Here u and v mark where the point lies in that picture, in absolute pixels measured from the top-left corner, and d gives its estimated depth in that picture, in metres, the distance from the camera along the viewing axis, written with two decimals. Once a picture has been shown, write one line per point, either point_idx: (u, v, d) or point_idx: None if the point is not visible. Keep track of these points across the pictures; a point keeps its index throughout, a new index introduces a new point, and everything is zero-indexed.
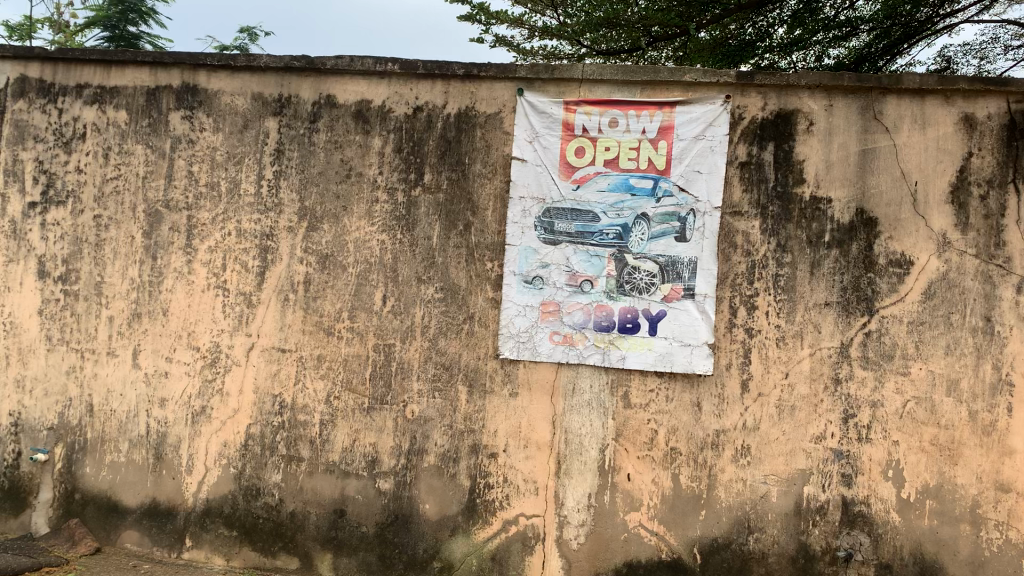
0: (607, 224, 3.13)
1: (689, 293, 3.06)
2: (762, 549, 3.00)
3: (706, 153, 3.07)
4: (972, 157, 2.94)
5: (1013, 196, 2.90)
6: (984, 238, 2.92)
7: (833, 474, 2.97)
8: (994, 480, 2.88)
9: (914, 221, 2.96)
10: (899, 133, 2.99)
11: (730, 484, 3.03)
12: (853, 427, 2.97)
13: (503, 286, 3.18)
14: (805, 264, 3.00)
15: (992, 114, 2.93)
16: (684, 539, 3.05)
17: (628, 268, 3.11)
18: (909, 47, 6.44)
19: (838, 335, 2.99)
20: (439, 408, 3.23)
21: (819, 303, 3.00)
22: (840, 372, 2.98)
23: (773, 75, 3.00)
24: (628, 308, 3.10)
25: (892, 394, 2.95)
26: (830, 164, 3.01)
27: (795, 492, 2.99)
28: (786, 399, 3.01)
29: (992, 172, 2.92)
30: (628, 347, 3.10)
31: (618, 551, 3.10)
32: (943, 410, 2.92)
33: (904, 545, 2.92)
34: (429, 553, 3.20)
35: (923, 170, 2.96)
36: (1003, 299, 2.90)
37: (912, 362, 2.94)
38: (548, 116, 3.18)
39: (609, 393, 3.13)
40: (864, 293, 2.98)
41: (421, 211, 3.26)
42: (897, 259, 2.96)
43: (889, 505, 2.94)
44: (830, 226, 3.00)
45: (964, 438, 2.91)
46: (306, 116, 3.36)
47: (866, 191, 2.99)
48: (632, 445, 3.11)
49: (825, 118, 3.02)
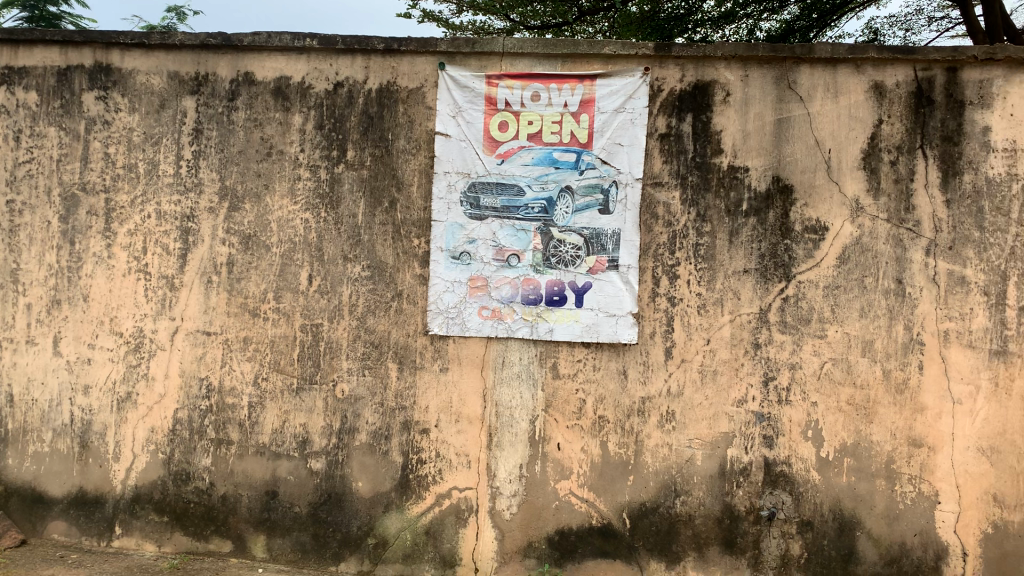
0: (532, 198, 3.15)
1: (613, 264, 3.10)
2: (689, 511, 3.08)
3: (627, 125, 3.10)
4: (882, 124, 3.01)
5: (921, 161, 2.99)
6: (895, 202, 3.01)
7: (755, 436, 3.06)
8: (907, 436, 2.99)
9: (827, 188, 3.04)
10: (812, 102, 3.05)
11: (656, 449, 3.10)
12: (773, 389, 3.06)
13: (430, 262, 3.18)
14: (724, 233, 3.07)
15: (900, 82, 3.01)
16: (614, 504, 3.11)
17: (554, 241, 3.13)
18: (837, 18, 6.57)
19: (757, 302, 3.06)
20: (369, 386, 3.23)
21: (738, 270, 3.07)
22: (759, 336, 3.06)
23: (689, 47, 3.04)
24: (554, 280, 3.13)
25: (809, 356, 3.04)
26: (746, 133, 3.07)
27: (719, 454, 3.07)
28: (708, 364, 3.08)
29: (901, 139, 3.01)
30: (556, 320, 3.13)
31: (549, 519, 3.15)
32: (859, 370, 3.02)
33: (824, 501, 3.02)
34: (364, 530, 3.22)
35: (835, 138, 3.04)
36: (913, 262, 3.00)
37: (828, 325, 3.03)
38: (470, 91, 3.18)
39: (538, 365, 3.16)
40: (781, 260, 3.05)
41: (345, 188, 3.24)
42: (812, 226, 3.04)
43: (808, 464, 3.04)
44: (747, 194, 3.06)
45: (878, 397, 3.01)
46: (224, 94, 3.29)
47: (781, 159, 3.06)
48: (562, 415, 3.15)
49: (741, 89, 3.07)
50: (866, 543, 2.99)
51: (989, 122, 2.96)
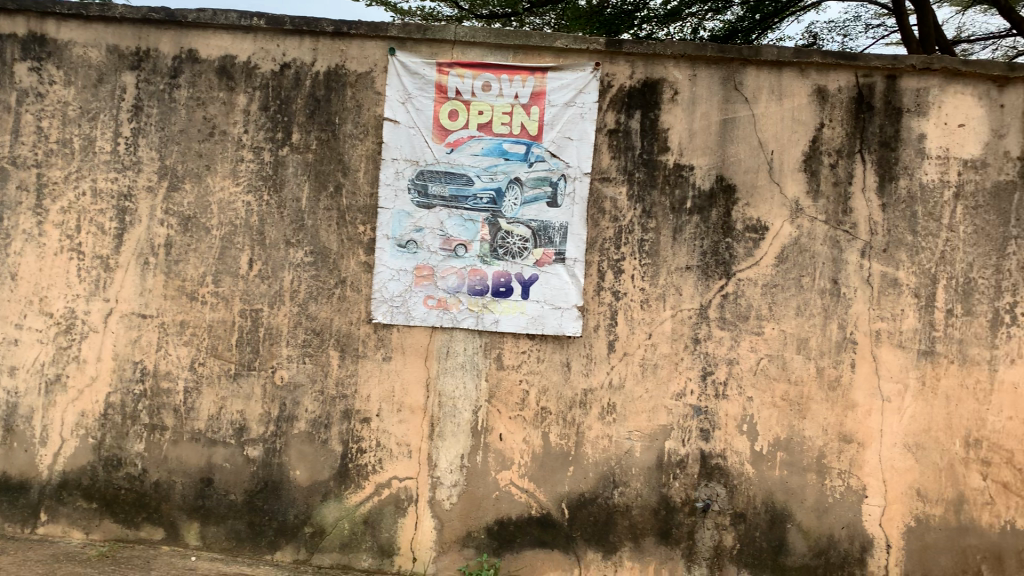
0: (480, 188, 3.14)
1: (560, 257, 3.12)
2: (626, 502, 3.12)
3: (577, 119, 3.12)
4: (824, 128, 3.09)
5: (859, 165, 3.08)
6: (833, 204, 3.09)
7: (693, 429, 3.12)
8: (838, 431, 3.09)
9: (769, 188, 3.10)
10: (757, 103, 3.11)
11: (596, 441, 3.13)
12: (711, 383, 3.12)
13: (376, 250, 3.16)
14: (668, 229, 3.11)
15: (842, 87, 3.08)
16: (553, 495, 3.14)
17: (501, 232, 3.13)
18: (779, 21, 6.71)
19: (698, 298, 3.12)
20: (310, 374, 3.19)
21: (681, 266, 3.11)
22: (699, 332, 3.12)
23: (640, 44, 3.07)
24: (501, 272, 3.13)
25: (747, 352, 3.11)
26: (692, 132, 3.12)
27: (657, 447, 3.12)
28: (649, 358, 3.13)
29: (841, 143, 3.09)
30: (502, 311, 3.14)
31: (489, 509, 3.16)
32: (794, 367, 3.10)
33: (757, 494, 3.10)
34: (301, 519, 3.18)
35: (778, 139, 3.10)
36: (848, 263, 3.08)
37: (765, 322, 3.10)
38: (421, 78, 3.15)
39: (482, 356, 3.17)
40: (722, 257, 3.11)
41: (289, 171, 3.18)
42: (754, 225, 3.11)
43: (743, 457, 3.11)
44: (692, 192, 3.11)
45: (811, 393, 3.09)
46: (165, 71, 3.20)
47: (726, 159, 3.11)
48: (505, 406, 3.16)
49: (689, 88, 3.11)
50: (796, 535, 3.08)
51: (924, 130, 3.05)
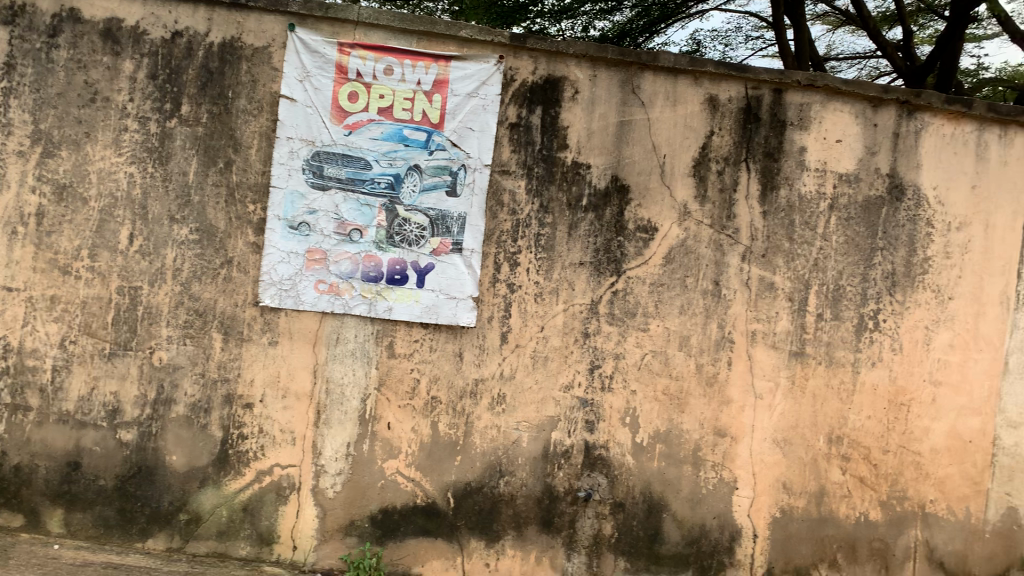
0: (378, 173, 3.11)
1: (457, 247, 3.13)
2: (511, 492, 3.17)
3: (479, 111, 3.13)
4: (714, 135, 3.22)
5: (745, 173, 3.22)
6: (718, 209, 3.22)
7: (578, 421, 3.19)
8: (714, 425, 3.23)
9: (660, 190, 3.21)
10: (652, 107, 3.20)
11: (485, 431, 3.16)
12: (597, 376, 3.20)
13: (266, 230, 3.07)
14: (564, 225, 3.17)
15: (732, 97, 3.22)
16: (439, 484, 3.15)
17: (398, 219, 3.11)
18: (666, 27, 6.93)
19: (589, 293, 3.19)
20: (191, 356, 3.08)
21: (574, 262, 3.18)
22: (589, 326, 3.19)
23: (543, 41, 3.10)
24: (396, 259, 3.11)
25: (633, 347, 3.21)
26: (590, 131, 3.18)
27: (543, 438, 3.18)
28: (539, 350, 3.18)
29: (729, 151, 3.22)
30: (395, 299, 3.12)
31: (373, 497, 3.14)
32: (676, 362, 3.22)
33: (636, 485, 3.20)
34: (175, 505, 3.07)
35: (671, 144, 3.21)
36: (729, 266, 3.23)
37: (651, 319, 3.21)
38: (321, 56, 3.07)
39: (373, 343, 3.14)
40: (614, 255, 3.20)
41: (177, 144, 3.05)
42: (645, 225, 3.20)
43: (625, 449, 3.21)
44: (588, 190, 3.18)
45: (691, 388, 3.23)
46: (44, 29, 3.00)
47: (621, 159, 3.20)
48: (394, 394, 3.15)
49: (589, 87, 3.18)
50: (670, 525, 3.21)
51: (805, 143, 3.23)
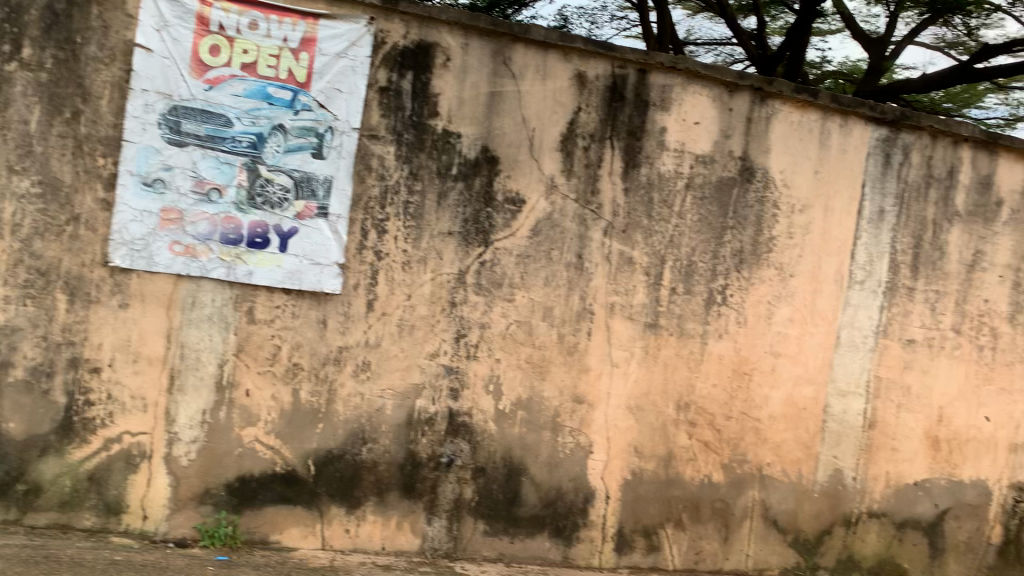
0: (240, 131, 3.00)
1: (322, 211, 3.07)
2: (373, 459, 3.17)
3: (347, 72, 3.07)
4: (581, 111, 3.29)
5: (609, 149, 3.32)
6: (584, 184, 3.31)
7: (442, 388, 3.23)
8: (572, 393, 3.34)
9: (528, 163, 3.26)
10: (523, 80, 3.24)
11: (347, 398, 3.14)
12: (463, 345, 3.24)
13: (117, 186, 2.90)
14: (433, 193, 3.17)
15: (599, 74, 3.30)
16: (299, 451, 3.11)
17: (261, 180, 3.02)
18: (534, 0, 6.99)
19: (457, 263, 3.21)
20: (31, 317, 2.89)
21: (442, 231, 3.19)
22: (455, 296, 3.22)
23: (416, 5, 3.07)
24: (258, 222, 3.02)
25: (497, 317, 3.26)
26: (461, 100, 3.19)
27: (407, 405, 3.20)
28: (405, 318, 3.18)
29: (595, 127, 3.31)
30: (256, 262, 3.03)
31: (230, 466, 3.06)
32: (538, 332, 3.30)
33: (497, 451, 3.28)
34: (12, 475, 2.89)
35: (540, 117, 3.26)
36: (592, 240, 3.33)
37: (516, 290, 3.27)
38: (179, 5, 2.92)
39: (232, 308, 3.04)
40: (482, 225, 3.23)
41: (17, 89, 2.84)
42: (513, 196, 3.25)
43: (487, 416, 3.27)
44: (458, 159, 3.19)
45: (552, 357, 3.32)
46: None
47: (491, 130, 3.22)
48: (253, 360, 3.07)
49: (461, 56, 3.17)
50: (529, 489, 3.30)
51: (666, 124, 3.36)
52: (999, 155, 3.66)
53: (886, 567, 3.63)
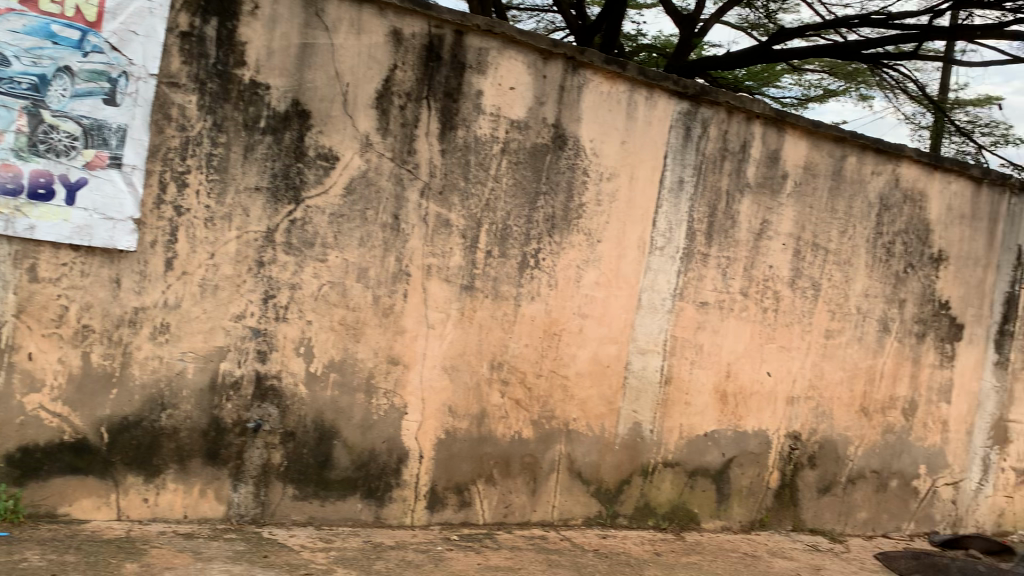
0: (19, 71, 2.74)
1: (115, 162, 2.86)
2: (173, 425, 3.03)
3: (144, 14, 2.86)
4: (397, 69, 3.24)
5: (425, 110, 3.30)
6: (399, 143, 3.27)
7: (249, 351, 3.12)
8: (387, 354, 3.31)
9: (341, 120, 3.18)
10: (336, 34, 3.14)
11: (145, 361, 2.98)
12: (272, 306, 3.14)
13: None
14: (239, 147, 3.04)
15: (415, 33, 3.26)
16: (90, 418, 2.92)
17: (44, 126, 2.78)
18: None
19: (265, 221, 3.10)
20: None
21: (249, 187, 3.07)
22: (264, 255, 3.11)
23: None
24: (40, 171, 2.77)
25: (309, 278, 3.17)
26: (270, 51, 3.06)
27: (211, 369, 3.07)
28: (209, 278, 3.04)
29: (411, 87, 3.27)
30: (39, 216, 2.79)
31: (10, 435, 2.83)
32: (352, 294, 3.24)
33: (307, 414, 3.21)
34: None
35: (354, 73, 3.19)
36: (408, 201, 3.30)
37: (329, 250, 3.19)
38: None
39: (10, 265, 2.79)
40: (292, 182, 3.13)
41: None
42: (325, 154, 3.17)
43: (297, 379, 3.19)
44: (266, 112, 3.07)
45: (366, 319, 3.27)
46: None
47: (302, 84, 3.12)
48: (37, 322, 2.84)
49: (270, 4, 3.04)
50: (341, 452, 3.27)
51: (482, 87, 3.37)
52: (785, 132, 3.97)
53: (679, 513, 3.90)
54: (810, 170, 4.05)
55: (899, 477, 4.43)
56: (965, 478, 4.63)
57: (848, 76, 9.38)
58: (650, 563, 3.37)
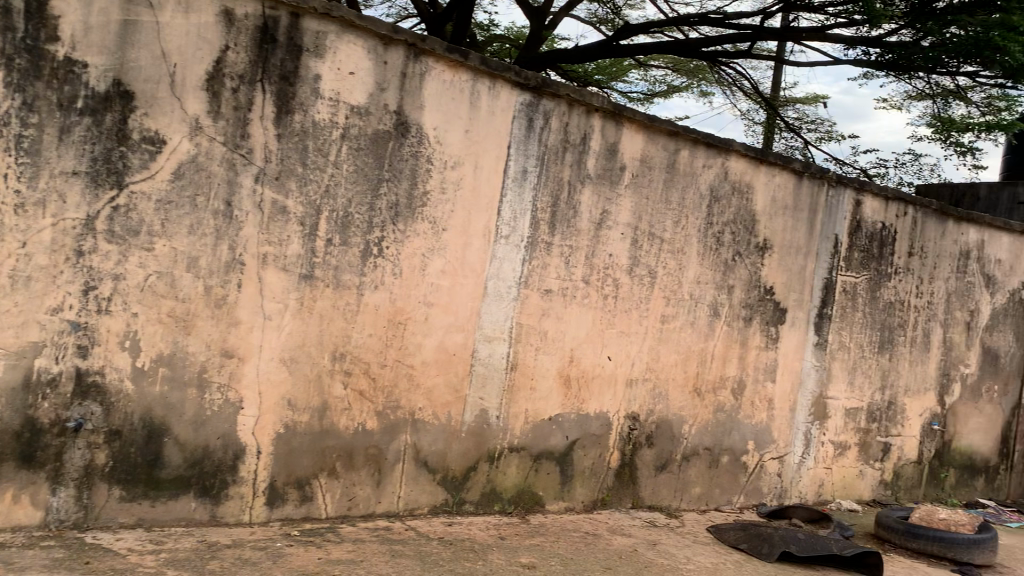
0: None
1: None
2: None
3: None
4: (229, 51, 3.12)
5: (260, 93, 3.19)
6: (232, 127, 3.15)
7: (68, 346, 2.93)
8: (221, 347, 3.20)
9: (168, 101, 3.03)
10: (162, 12, 2.99)
11: None
12: (93, 298, 2.95)
13: None
14: (53, 128, 2.85)
15: (248, 13, 3.14)
16: None
17: None
18: None
19: (84, 207, 2.92)
20: None
21: (65, 171, 2.88)
22: (83, 244, 2.92)
23: None
24: None
25: (134, 268, 3.01)
26: (88, 27, 2.88)
27: (23, 366, 2.87)
28: (20, 269, 2.83)
29: (244, 69, 3.15)
30: None
31: None
32: (182, 284, 3.10)
33: (134, 411, 3.05)
34: None
35: (181, 53, 3.04)
36: (242, 187, 3.18)
37: (156, 239, 3.04)
38: None
39: None
40: (114, 166, 2.96)
41: None
42: (150, 137, 3.01)
43: (123, 374, 3.02)
44: (84, 92, 2.89)
45: (198, 310, 3.14)
46: None
47: (124, 63, 2.95)
48: None
49: None
50: (172, 449, 3.12)
51: (320, 71, 3.29)
52: (623, 124, 4.11)
53: (524, 496, 3.97)
54: (647, 162, 4.21)
55: (730, 453, 4.70)
56: (788, 452, 4.97)
57: (691, 72, 9.82)
58: (494, 548, 3.42)
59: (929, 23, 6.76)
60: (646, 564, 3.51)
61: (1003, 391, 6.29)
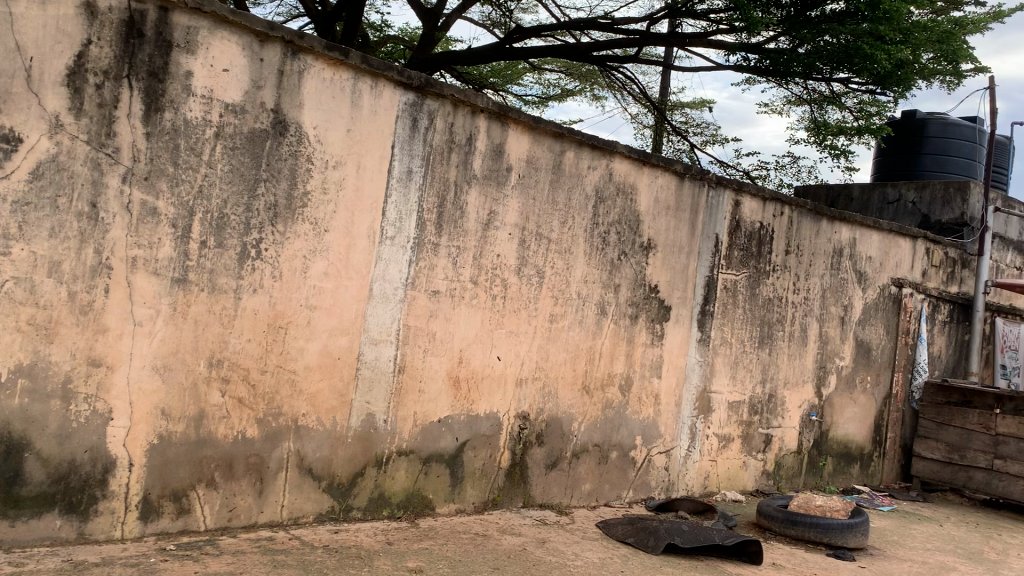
0: None
1: None
2: None
3: None
4: (91, 45, 2.98)
5: (126, 90, 3.05)
6: (96, 125, 3.00)
7: None
8: (87, 356, 3.04)
9: (24, 97, 2.86)
10: (15, 3, 2.83)
11: None
12: None
13: None
14: None
15: (113, 6, 3.01)
16: None
17: None
18: None
19: None
20: None
21: None
22: None
23: None
24: None
25: None
26: None
27: None
28: None
29: (109, 64, 3.01)
30: None
31: None
32: (42, 291, 2.94)
33: None
34: None
35: (39, 46, 2.88)
36: (108, 187, 3.04)
37: (13, 242, 2.87)
38: None
39: None
40: None
41: None
42: (5, 134, 2.84)
43: None
44: None
45: (61, 318, 2.98)
46: None
47: None
48: None
49: None
50: (34, 465, 2.94)
51: (192, 68, 3.18)
52: (508, 126, 4.13)
53: (414, 500, 3.93)
54: (533, 163, 4.24)
55: (618, 449, 4.78)
56: (674, 446, 5.10)
57: (583, 76, 9.97)
58: (380, 553, 3.37)
59: (803, 31, 7.03)
60: (534, 562, 3.53)
61: (874, 382, 6.64)
